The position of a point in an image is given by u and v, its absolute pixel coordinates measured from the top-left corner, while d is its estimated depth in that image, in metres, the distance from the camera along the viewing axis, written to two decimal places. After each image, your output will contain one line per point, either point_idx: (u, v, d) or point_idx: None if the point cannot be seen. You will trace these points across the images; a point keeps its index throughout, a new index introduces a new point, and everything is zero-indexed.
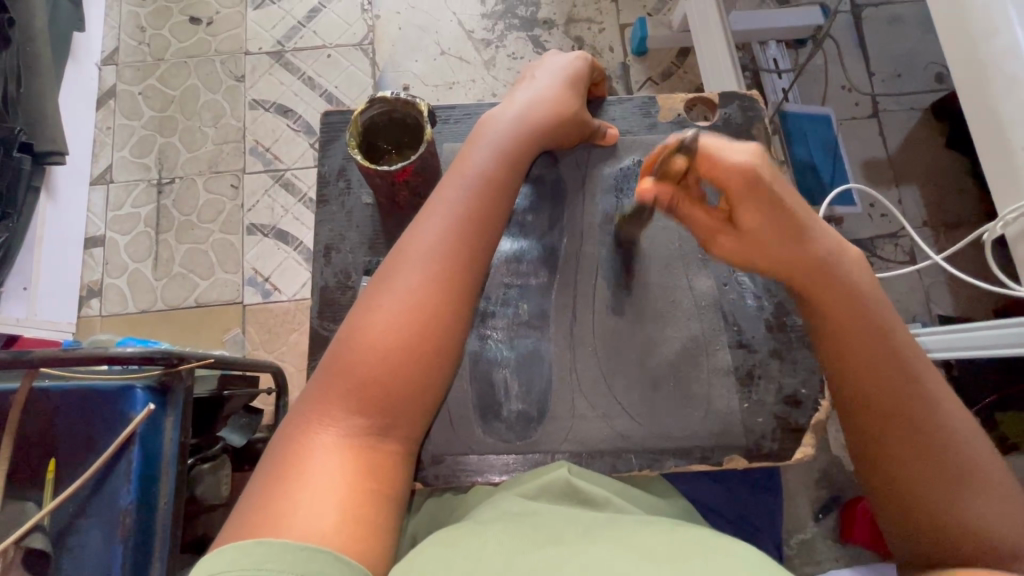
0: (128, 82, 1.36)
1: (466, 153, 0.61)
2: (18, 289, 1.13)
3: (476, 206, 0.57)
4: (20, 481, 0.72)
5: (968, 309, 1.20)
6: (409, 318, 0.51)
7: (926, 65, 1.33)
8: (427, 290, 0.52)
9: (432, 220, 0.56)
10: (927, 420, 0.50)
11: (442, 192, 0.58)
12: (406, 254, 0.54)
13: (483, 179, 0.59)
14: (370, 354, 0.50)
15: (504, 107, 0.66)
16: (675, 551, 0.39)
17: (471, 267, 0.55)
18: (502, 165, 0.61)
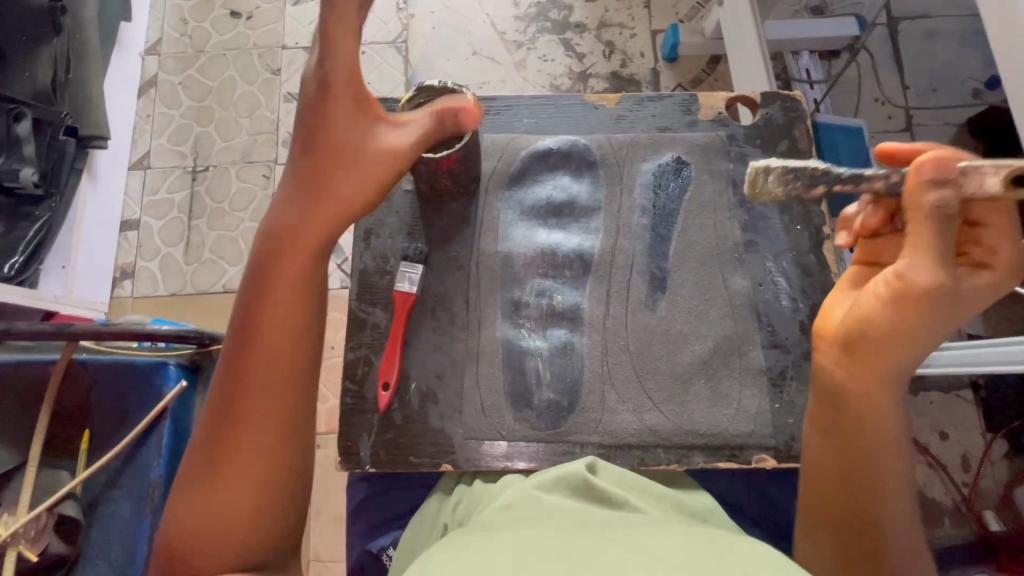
0: (169, 72, 1.40)
1: (312, 140, 0.54)
2: (57, 267, 1.15)
3: (311, 239, 0.53)
4: (55, 450, 0.74)
5: (1001, 328, 1.17)
6: (245, 397, 0.50)
7: (964, 80, 1.31)
8: (283, 310, 0.52)
9: (263, 287, 0.52)
10: (866, 495, 0.49)
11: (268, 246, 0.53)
12: (272, 269, 0.52)
13: (303, 218, 0.53)
14: (241, 372, 0.51)
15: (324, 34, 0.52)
16: (691, 555, 0.38)
17: (283, 320, 0.52)
18: (377, 158, 0.55)
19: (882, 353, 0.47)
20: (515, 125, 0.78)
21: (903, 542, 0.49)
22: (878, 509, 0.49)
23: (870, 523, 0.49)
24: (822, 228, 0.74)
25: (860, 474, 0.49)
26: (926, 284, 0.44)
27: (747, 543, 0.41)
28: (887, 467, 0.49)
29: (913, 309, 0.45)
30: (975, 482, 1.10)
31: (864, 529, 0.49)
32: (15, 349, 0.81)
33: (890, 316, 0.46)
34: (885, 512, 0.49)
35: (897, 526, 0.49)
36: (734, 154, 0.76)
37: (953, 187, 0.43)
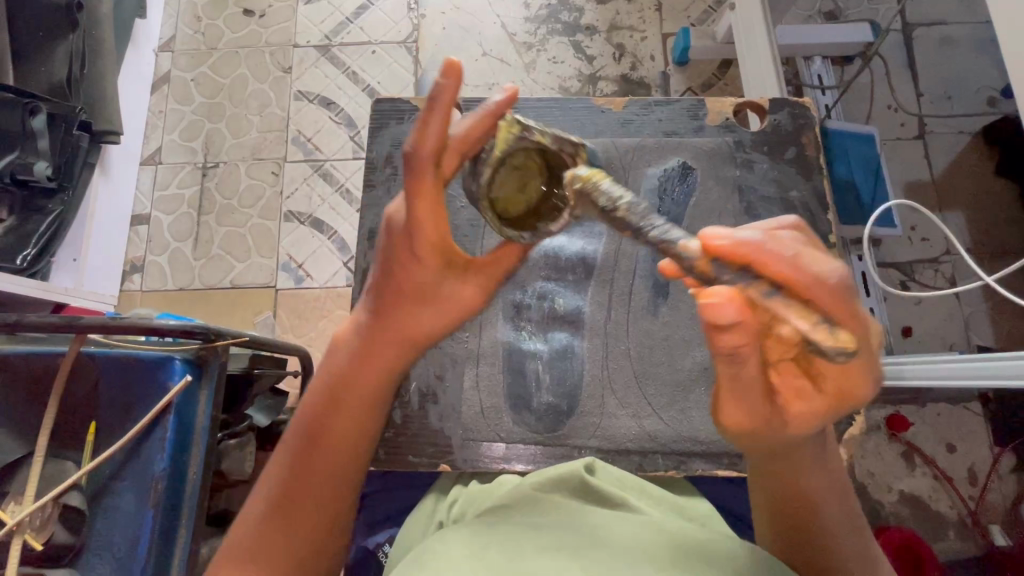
0: (181, 69, 1.42)
1: (389, 267, 0.52)
2: (69, 260, 1.17)
3: (416, 333, 0.54)
4: (62, 441, 0.75)
5: (1011, 340, 1.16)
6: (333, 468, 0.54)
7: (978, 88, 1.30)
8: (348, 432, 0.55)
9: (364, 365, 0.55)
10: (805, 508, 0.50)
11: (373, 329, 0.54)
12: (373, 347, 0.55)
13: (409, 315, 0.53)
14: (327, 432, 0.54)
15: (412, 145, 0.46)
16: (688, 560, 0.38)
17: (376, 402, 0.56)
18: (448, 299, 0.53)
19: (759, 439, 0.46)
20: None
21: (848, 534, 0.50)
22: (823, 518, 0.50)
23: (813, 543, 0.50)
24: (829, 236, 0.73)
25: (801, 516, 0.50)
26: (746, 408, 0.43)
27: (749, 552, 0.40)
28: (810, 483, 0.50)
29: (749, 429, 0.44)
30: (981, 496, 1.09)
31: (817, 543, 0.50)
32: (24, 341, 0.82)
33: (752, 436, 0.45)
34: (826, 514, 0.50)
35: (839, 521, 0.50)
36: (741, 160, 0.76)
37: (742, 324, 0.36)
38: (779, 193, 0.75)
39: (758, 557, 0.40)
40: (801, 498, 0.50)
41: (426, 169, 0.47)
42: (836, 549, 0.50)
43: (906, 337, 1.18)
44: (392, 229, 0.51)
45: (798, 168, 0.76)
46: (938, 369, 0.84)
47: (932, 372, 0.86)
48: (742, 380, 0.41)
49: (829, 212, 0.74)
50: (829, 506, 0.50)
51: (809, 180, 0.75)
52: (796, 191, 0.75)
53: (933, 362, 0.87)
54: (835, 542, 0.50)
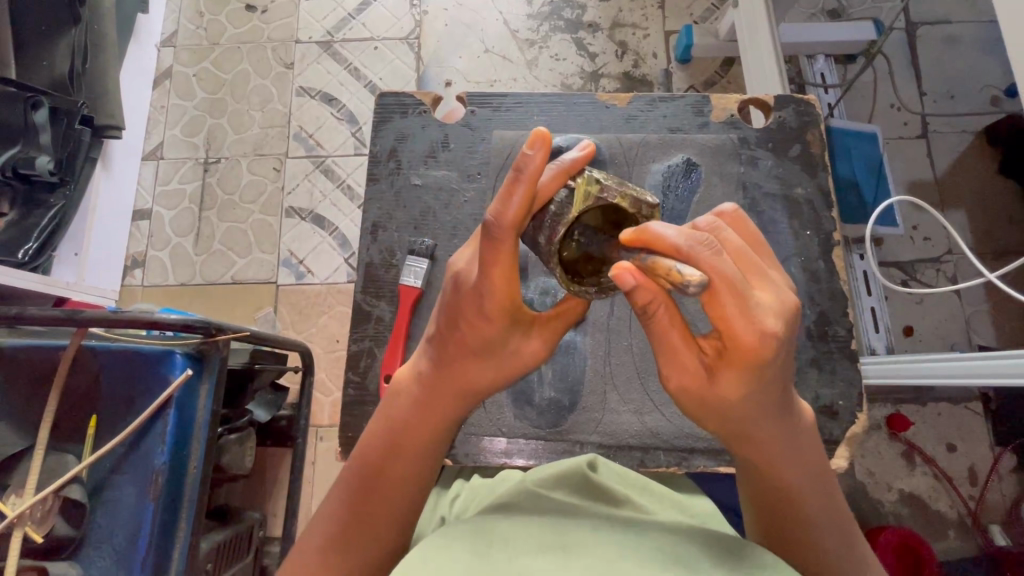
0: (183, 64, 1.42)
1: (455, 318, 0.52)
2: (70, 255, 1.17)
3: (476, 385, 0.55)
4: (62, 434, 0.75)
5: (1013, 340, 1.16)
6: (387, 516, 0.53)
7: (982, 88, 1.30)
8: (405, 479, 0.55)
9: (422, 414, 0.55)
10: (783, 500, 0.51)
11: (431, 381, 0.55)
12: (432, 397, 0.55)
13: (468, 368, 0.54)
14: (384, 481, 0.54)
15: (492, 213, 0.46)
16: (690, 558, 0.38)
17: (433, 450, 0.56)
18: (512, 355, 0.54)
19: (713, 417, 0.48)
20: (525, 122, 0.78)
21: (828, 525, 0.51)
22: (801, 509, 0.50)
23: (795, 532, 0.51)
24: (832, 234, 0.73)
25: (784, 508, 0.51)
26: (684, 381, 0.47)
27: (751, 549, 0.40)
28: (786, 476, 0.50)
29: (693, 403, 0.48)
30: (981, 496, 1.09)
31: (795, 533, 0.50)
32: (26, 334, 0.82)
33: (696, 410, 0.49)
34: (805, 506, 0.50)
35: (818, 513, 0.51)
36: (745, 157, 0.76)
37: (643, 283, 0.42)
38: (783, 190, 0.75)
39: (761, 553, 0.40)
40: (778, 490, 0.51)
41: (504, 235, 0.46)
42: (815, 541, 0.50)
43: (908, 336, 1.17)
44: (459, 287, 0.51)
45: (802, 165, 0.75)
46: (940, 367, 0.84)
47: (934, 371, 0.86)
48: (677, 350, 0.46)
49: (833, 209, 0.74)
50: (809, 497, 0.50)
51: (813, 177, 0.75)
52: (800, 188, 0.75)
53: (935, 360, 0.87)
54: (813, 532, 0.50)
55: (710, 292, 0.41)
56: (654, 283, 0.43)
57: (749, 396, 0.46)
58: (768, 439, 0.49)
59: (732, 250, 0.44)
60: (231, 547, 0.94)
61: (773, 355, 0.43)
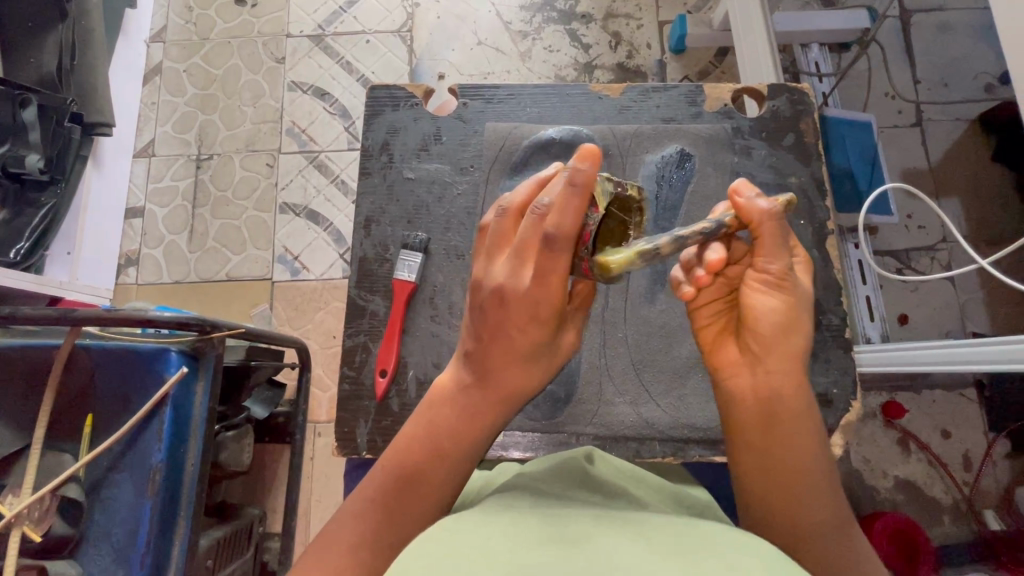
0: (173, 60, 1.40)
1: (503, 322, 0.52)
2: (63, 254, 1.16)
3: (520, 390, 0.56)
4: (58, 435, 0.75)
5: (1006, 327, 1.16)
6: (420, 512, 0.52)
7: (976, 75, 1.29)
8: (443, 482, 0.54)
9: (464, 416, 0.55)
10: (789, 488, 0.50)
11: (478, 384, 0.55)
12: (479, 401, 0.55)
13: (516, 371, 0.54)
14: (424, 478, 0.54)
15: (555, 226, 0.46)
16: (690, 546, 0.38)
17: (472, 455, 0.56)
18: (550, 361, 0.56)
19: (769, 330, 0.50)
20: (517, 113, 0.77)
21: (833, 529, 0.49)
22: (805, 495, 0.50)
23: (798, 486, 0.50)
24: (826, 223, 0.73)
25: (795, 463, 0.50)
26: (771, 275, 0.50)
27: (748, 539, 0.40)
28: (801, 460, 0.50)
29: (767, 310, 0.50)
30: (975, 482, 1.10)
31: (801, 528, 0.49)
32: (19, 333, 0.82)
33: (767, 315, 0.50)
34: (811, 494, 0.50)
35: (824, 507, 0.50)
36: (739, 147, 0.76)
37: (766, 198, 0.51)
38: (777, 179, 0.75)
39: (758, 540, 0.40)
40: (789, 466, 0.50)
41: (563, 248, 0.47)
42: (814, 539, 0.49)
43: (902, 324, 1.18)
44: (508, 291, 0.52)
45: (796, 154, 0.75)
46: (934, 353, 0.84)
47: (927, 358, 0.86)
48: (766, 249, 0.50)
49: (827, 198, 0.74)
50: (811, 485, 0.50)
51: (807, 166, 0.75)
52: (794, 177, 0.75)
53: (928, 348, 0.87)
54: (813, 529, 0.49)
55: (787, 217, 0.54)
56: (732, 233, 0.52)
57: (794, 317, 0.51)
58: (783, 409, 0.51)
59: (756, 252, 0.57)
60: (231, 544, 0.94)
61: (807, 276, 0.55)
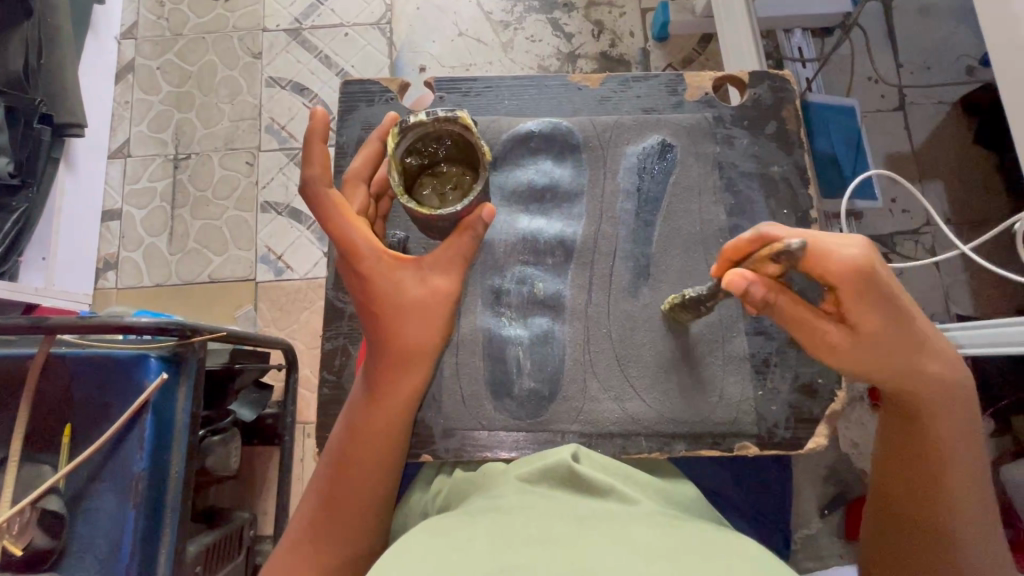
0: (146, 57, 1.37)
1: (373, 283, 0.57)
2: (38, 259, 1.14)
3: (408, 346, 0.58)
4: (36, 446, 0.73)
5: (989, 310, 1.17)
6: (353, 485, 0.57)
7: (958, 58, 1.30)
8: (369, 463, 0.58)
9: (371, 387, 0.59)
10: (930, 484, 0.53)
11: (374, 352, 0.59)
12: (378, 370, 0.59)
13: (394, 325, 0.57)
14: (350, 455, 0.58)
15: (308, 179, 0.57)
16: (675, 547, 0.38)
17: (391, 424, 0.59)
18: (404, 304, 0.57)
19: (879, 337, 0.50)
20: (496, 107, 0.76)
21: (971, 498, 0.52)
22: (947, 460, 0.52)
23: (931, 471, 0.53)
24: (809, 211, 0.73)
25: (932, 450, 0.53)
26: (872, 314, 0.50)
27: (730, 538, 0.40)
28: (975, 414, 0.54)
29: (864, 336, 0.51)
30: None
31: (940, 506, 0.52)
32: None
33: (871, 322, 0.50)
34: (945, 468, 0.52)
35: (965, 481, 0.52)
36: (721, 136, 0.75)
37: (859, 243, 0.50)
38: (759, 168, 0.74)
39: (741, 539, 0.40)
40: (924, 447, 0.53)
41: (327, 193, 0.57)
42: (956, 533, 0.52)
43: None
44: (359, 250, 0.57)
45: (778, 142, 0.75)
46: None
47: None
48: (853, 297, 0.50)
49: (810, 186, 0.73)
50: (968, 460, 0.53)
51: (789, 154, 0.74)
52: (777, 166, 0.74)
53: None
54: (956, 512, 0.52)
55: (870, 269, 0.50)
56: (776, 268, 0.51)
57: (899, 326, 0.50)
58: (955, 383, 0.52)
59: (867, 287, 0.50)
60: (221, 549, 0.93)
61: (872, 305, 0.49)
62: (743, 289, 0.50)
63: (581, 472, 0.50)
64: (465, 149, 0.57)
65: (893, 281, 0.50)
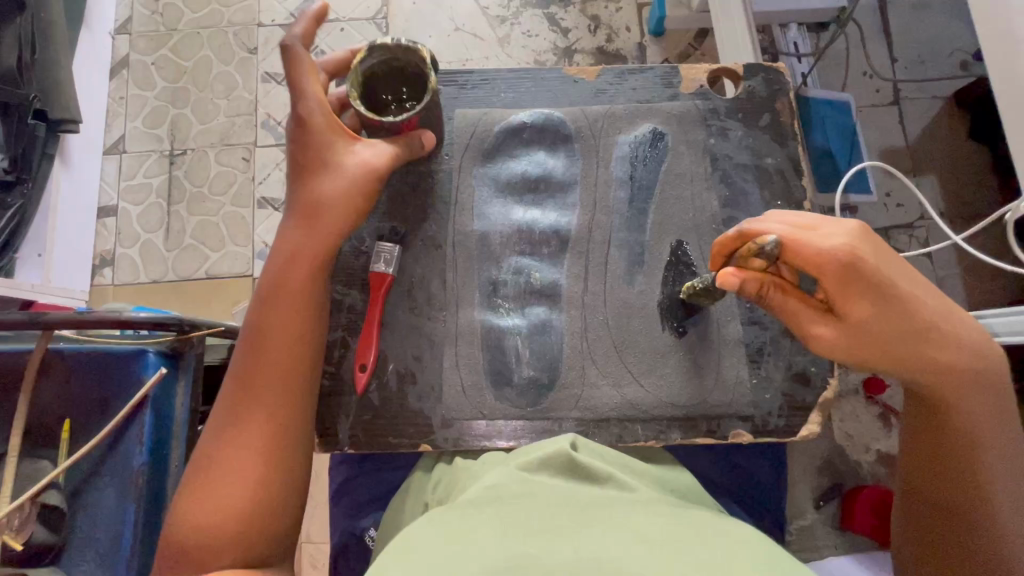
0: (141, 52, 1.36)
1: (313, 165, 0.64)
2: (33, 256, 1.15)
3: (336, 217, 0.64)
4: (35, 441, 0.73)
5: (982, 302, 1.18)
6: (277, 350, 0.62)
7: (952, 52, 1.30)
8: (292, 329, 0.62)
9: (298, 260, 0.64)
10: (960, 467, 0.53)
11: (307, 224, 0.64)
12: (307, 238, 0.64)
13: (325, 200, 0.64)
14: (275, 321, 0.62)
15: (289, 41, 0.64)
16: (676, 535, 0.38)
17: (316, 291, 0.64)
18: (336, 179, 0.64)
19: (879, 323, 0.52)
20: (492, 99, 0.77)
21: (1007, 474, 0.53)
22: (979, 450, 0.53)
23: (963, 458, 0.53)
24: (804, 202, 0.73)
25: (965, 444, 0.53)
26: (863, 309, 0.52)
27: (726, 524, 0.41)
28: (1006, 392, 0.54)
29: (853, 330, 0.53)
30: None
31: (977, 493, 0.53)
32: None
33: (872, 314, 0.52)
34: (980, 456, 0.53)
35: (1001, 460, 0.53)
36: (716, 129, 0.75)
37: (844, 237, 0.52)
38: (754, 161, 0.74)
39: (738, 527, 0.41)
40: (964, 436, 0.53)
41: (299, 57, 0.64)
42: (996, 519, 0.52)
43: None
44: (308, 135, 0.64)
45: (773, 135, 0.75)
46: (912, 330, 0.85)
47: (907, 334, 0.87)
48: (845, 277, 0.51)
49: (804, 177, 0.74)
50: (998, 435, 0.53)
51: (784, 147, 0.75)
52: (772, 158, 0.74)
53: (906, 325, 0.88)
54: (998, 489, 0.52)
55: (851, 262, 0.51)
56: (761, 265, 0.55)
57: (924, 316, 0.52)
58: (972, 370, 0.53)
59: (865, 271, 0.51)
60: None
61: (861, 294, 0.51)
62: (735, 286, 0.55)
63: (580, 461, 0.50)
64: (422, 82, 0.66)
65: (889, 266, 0.52)
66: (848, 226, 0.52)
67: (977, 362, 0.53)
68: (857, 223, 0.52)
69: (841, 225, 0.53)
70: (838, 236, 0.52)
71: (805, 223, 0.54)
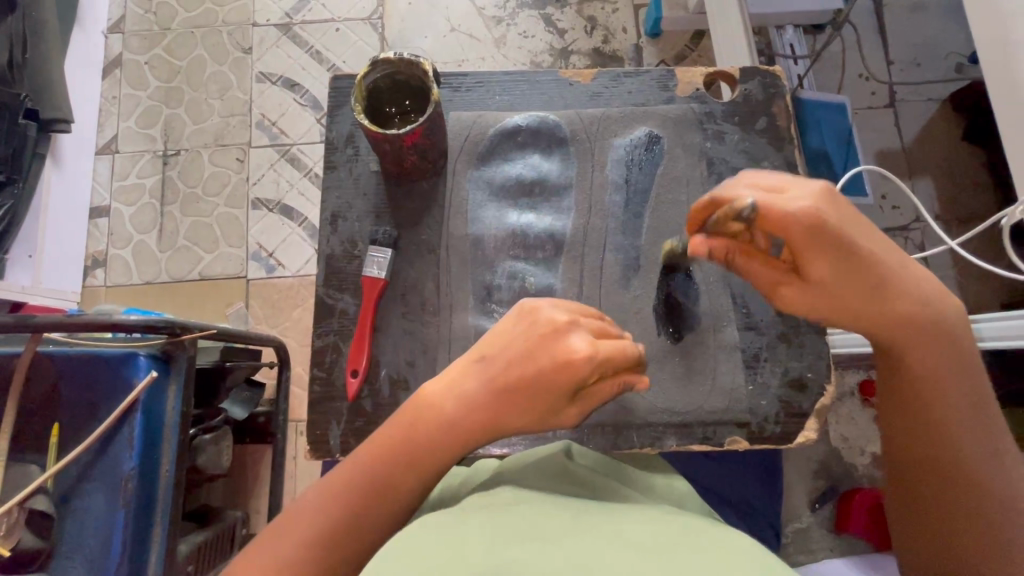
0: (134, 52, 1.35)
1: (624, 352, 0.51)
2: (24, 256, 1.14)
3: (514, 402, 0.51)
4: (23, 445, 0.73)
5: (976, 305, 1.19)
6: (392, 498, 0.51)
7: (947, 55, 1.30)
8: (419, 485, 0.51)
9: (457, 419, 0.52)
10: (932, 436, 0.52)
11: (502, 396, 0.51)
12: (495, 404, 0.51)
13: (516, 383, 0.51)
14: (406, 465, 0.51)
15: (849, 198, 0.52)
16: (667, 541, 0.38)
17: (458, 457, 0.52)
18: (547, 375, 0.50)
19: (843, 284, 0.50)
20: (487, 101, 0.76)
21: (981, 435, 0.51)
22: (947, 411, 0.52)
23: (932, 424, 0.52)
24: None
25: (931, 406, 0.52)
26: (826, 270, 0.50)
27: (717, 531, 0.40)
28: (967, 347, 0.53)
29: (819, 290, 0.51)
30: None
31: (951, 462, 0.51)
32: None
33: (836, 276, 0.50)
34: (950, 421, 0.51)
35: (973, 422, 0.51)
36: (712, 131, 0.75)
37: (810, 198, 0.49)
38: (750, 163, 0.74)
39: (730, 533, 0.40)
40: (927, 399, 0.52)
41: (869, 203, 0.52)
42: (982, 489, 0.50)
43: None
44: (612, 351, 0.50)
45: (768, 138, 0.75)
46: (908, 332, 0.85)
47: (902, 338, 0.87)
48: (811, 239, 0.49)
49: None
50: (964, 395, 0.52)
51: (779, 150, 0.75)
52: (768, 161, 0.74)
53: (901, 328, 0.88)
54: (975, 455, 0.50)
55: (818, 224, 0.48)
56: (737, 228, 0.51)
57: (885, 275, 0.50)
58: (933, 325, 0.51)
59: (830, 233, 0.49)
60: (213, 547, 0.93)
61: (826, 256, 0.49)
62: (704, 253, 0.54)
63: None
64: (423, 94, 0.67)
65: (853, 226, 0.50)
66: (813, 186, 0.50)
67: (940, 318, 0.51)
68: (822, 183, 0.50)
69: (805, 186, 0.50)
70: (803, 196, 0.49)
71: (767, 182, 0.51)
